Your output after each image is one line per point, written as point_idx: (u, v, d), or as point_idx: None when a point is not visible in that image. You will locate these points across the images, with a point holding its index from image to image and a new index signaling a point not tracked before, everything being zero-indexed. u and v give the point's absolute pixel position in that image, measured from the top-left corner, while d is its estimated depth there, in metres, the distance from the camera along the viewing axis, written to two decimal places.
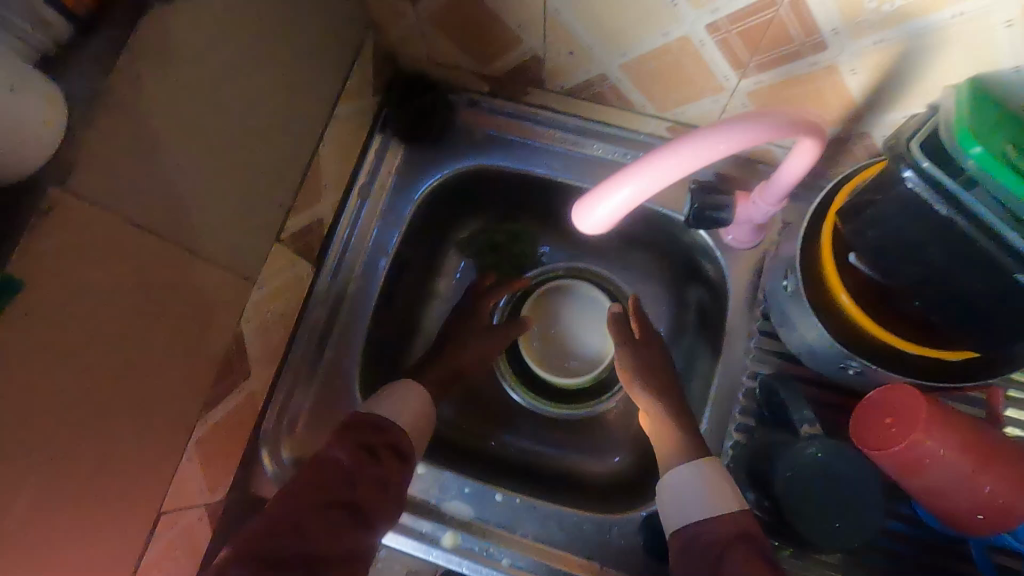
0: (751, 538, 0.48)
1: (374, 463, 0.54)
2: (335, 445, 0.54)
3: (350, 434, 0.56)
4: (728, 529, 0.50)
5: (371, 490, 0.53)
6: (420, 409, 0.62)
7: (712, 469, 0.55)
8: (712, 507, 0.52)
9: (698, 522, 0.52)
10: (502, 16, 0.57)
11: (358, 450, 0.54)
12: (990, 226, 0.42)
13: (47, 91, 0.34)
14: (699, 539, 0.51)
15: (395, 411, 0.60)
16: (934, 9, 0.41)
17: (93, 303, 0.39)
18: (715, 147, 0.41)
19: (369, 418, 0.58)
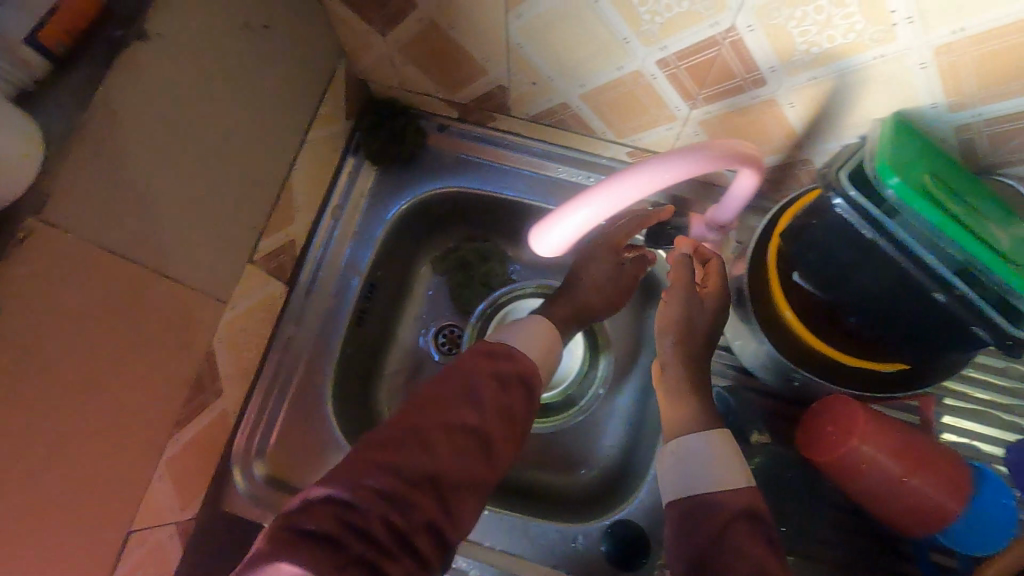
0: (761, 515, 0.46)
1: (502, 392, 0.50)
2: (467, 368, 0.51)
3: (487, 362, 0.52)
4: (734, 502, 0.48)
5: (500, 424, 0.49)
6: (545, 344, 0.59)
7: (724, 442, 0.53)
8: (718, 479, 0.50)
9: (699, 492, 0.50)
10: (468, 48, 0.60)
11: (494, 376, 0.51)
12: (910, 249, 0.46)
13: (25, 130, 0.37)
14: (698, 508, 0.49)
15: (530, 349, 0.58)
16: (857, 52, 0.46)
17: (66, 327, 0.41)
18: (658, 177, 0.44)
19: (515, 351, 0.55)
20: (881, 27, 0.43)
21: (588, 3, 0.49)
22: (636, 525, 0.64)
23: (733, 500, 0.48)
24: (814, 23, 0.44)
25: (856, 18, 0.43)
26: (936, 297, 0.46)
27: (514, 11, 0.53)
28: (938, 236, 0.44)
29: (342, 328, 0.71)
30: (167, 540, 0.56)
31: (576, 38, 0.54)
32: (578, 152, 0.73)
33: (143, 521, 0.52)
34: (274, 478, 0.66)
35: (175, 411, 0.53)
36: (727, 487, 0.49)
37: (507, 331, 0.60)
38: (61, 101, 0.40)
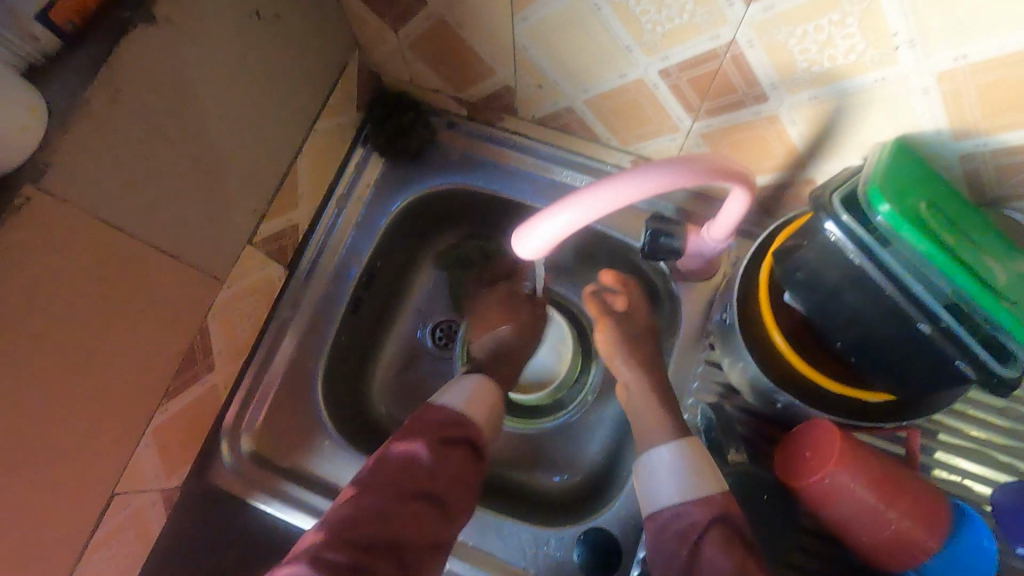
0: (728, 522, 0.50)
1: (459, 482, 0.56)
2: (426, 463, 0.55)
3: (444, 453, 0.57)
4: (706, 513, 0.51)
5: (462, 489, 0.56)
6: (489, 401, 0.63)
7: (691, 449, 0.55)
8: (691, 491, 0.53)
9: (675, 506, 0.53)
10: (476, 47, 0.61)
11: (452, 470, 0.56)
12: (898, 278, 0.45)
13: (29, 100, 0.39)
14: (674, 522, 0.52)
15: (471, 409, 0.61)
16: (859, 73, 0.45)
17: (57, 291, 0.42)
18: (641, 187, 0.44)
19: (459, 417, 0.60)
20: (882, 50, 0.42)
21: (591, 9, 0.50)
22: (609, 534, 0.63)
23: (706, 511, 0.51)
24: (814, 42, 0.44)
25: (857, 38, 0.42)
26: (921, 328, 0.45)
27: (520, 14, 0.54)
28: (927, 267, 0.43)
29: (338, 314, 0.73)
30: (148, 505, 0.58)
31: (581, 43, 0.54)
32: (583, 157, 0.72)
33: (126, 485, 0.54)
34: (259, 455, 0.68)
35: (164, 382, 0.55)
36: (699, 497, 0.52)
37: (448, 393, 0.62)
38: (68, 79, 0.42)
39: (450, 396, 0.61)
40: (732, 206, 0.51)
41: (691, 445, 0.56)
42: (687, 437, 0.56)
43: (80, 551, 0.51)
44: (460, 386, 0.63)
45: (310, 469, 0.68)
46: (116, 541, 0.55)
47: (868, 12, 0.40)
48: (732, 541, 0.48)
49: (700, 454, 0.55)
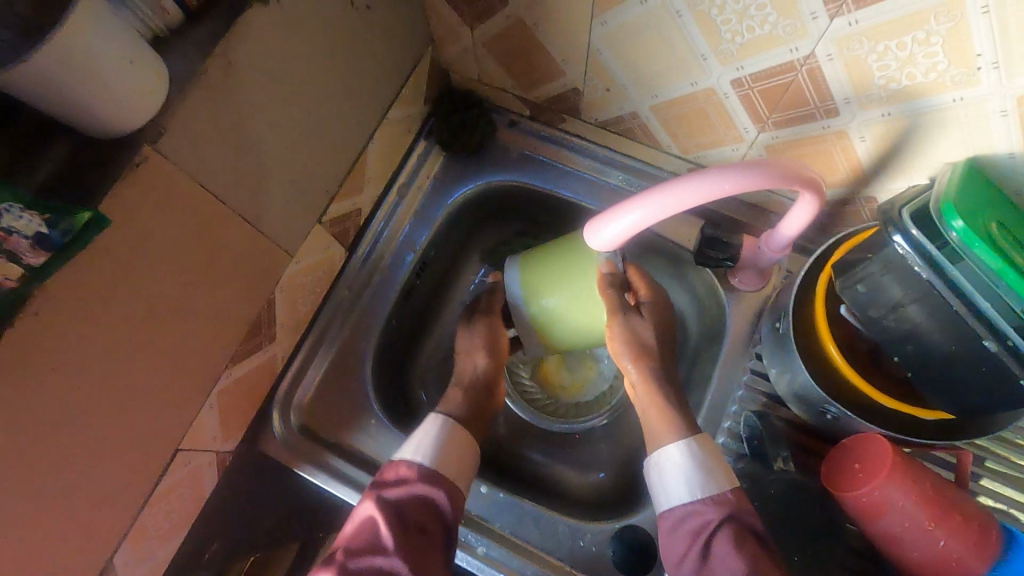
0: (740, 520, 0.51)
1: (418, 536, 0.54)
2: (377, 526, 0.53)
3: (397, 509, 0.55)
4: (719, 512, 0.52)
5: (421, 547, 0.53)
6: (455, 457, 0.61)
7: (701, 447, 0.56)
8: (703, 490, 0.54)
9: (687, 505, 0.54)
10: (549, 47, 0.63)
11: (403, 527, 0.53)
12: (966, 294, 0.45)
13: (154, 68, 0.41)
14: (688, 520, 0.53)
15: (437, 465, 0.59)
16: (936, 92, 0.46)
17: (157, 246, 0.45)
18: (715, 188, 0.45)
19: (418, 471, 0.58)
20: (964, 70, 0.43)
21: (672, 16, 0.51)
22: (645, 533, 0.64)
23: (718, 510, 0.52)
24: (895, 59, 0.45)
25: (939, 57, 0.43)
26: (986, 345, 0.45)
27: (600, 18, 0.56)
28: (999, 285, 0.43)
29: (391, 298, 0.75)
30: (204, 466, 0.60)
31: (656, 50, 0.56)
32: (639, 163, 0.74)
33: (188, 443, 0.56)
34: (306, 428, 0.70)
35: (232, 346, 0.57)
36: (711, 496, 0.53)
37: (408, 443, 0.61)
38: (186, 49, 0.44)
39: (409, 452, 0.60)
40: (798, 213, 0.52)
41: (701, 442, 0.56)
42: (697, 434, 0.57)
43: (143, 501, 0.53)
44: (422, 437, 0.61)
45: (354, 445, 0.70)
46: (174, 496, 0.57)
47: (955, 31, 0.41)
48: (746, 539, 0.49)
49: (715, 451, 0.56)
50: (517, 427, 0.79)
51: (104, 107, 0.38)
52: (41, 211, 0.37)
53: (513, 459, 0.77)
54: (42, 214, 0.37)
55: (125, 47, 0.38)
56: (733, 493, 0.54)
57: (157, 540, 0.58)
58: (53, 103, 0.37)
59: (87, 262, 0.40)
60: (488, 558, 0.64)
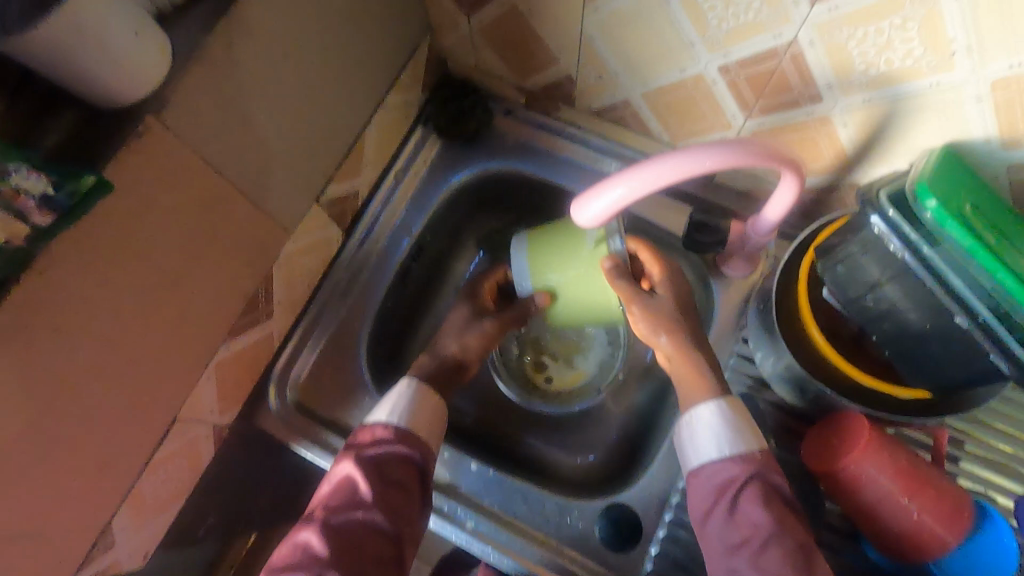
0: (765, 478, 0.53)
1: (395, 492, 0.56)
2: (356, 483, 0.56)
3: (373, 467, 0.57)
4: (746, 469, 0.54)
5: (399, 501, 0.56)
6: (429, 412, 0.62)
7: (731, 408, 0.57)
8: (731, 448, 0.55)
9: (715, 462, 0.55)
10: (543, 35, 0.64)
11: (379, 483, 0.56)
12: (941, 274, 0.47)
13: (159, 42, 0.42)
14: (716, 476, 0.55)
15: (413, 422, 0.61)
16: (914, 77, 0.47)
17: (159, 216, 0.46)
18: (696, 165, 0.47)
19: (395, 431, 0.59)
20: (939, 55, 0.44)
21: (660, 2, 0.53)
22: (632, 510, 0.66)
23: (745, 468, 0.54)
24: (873, 44, 0.46)
25: (915, 43, 0.44)
26: (958, 321, 0.47)
27: (592, 5, 0.57)
28: (969, 262, 0.45)
29: (387, 280, 0.76)
30: (201, 437, 0.62)
31: (646, 37, 0.57)
32: (630, 150, 0.76)
33: (186, 413, 0.58)
34: (302, 405, 0.71)
35: (231, 319, 0.59)
36: (740, 454, 0.55)
37: (386, 400, 0.62)
38: (189, 25, 0.46)
39: (382, 413, 0.61)
40: (782, 193, 0.53)
41: (732, 405, 0.58)
42: (727, 396, 0.58)
43: (141, 468, 0.55)
44: (395, 399, 0.62)
45: (348, 422, 0.72)
46: (171, 464, 0.59)
47: (929, 17, 0.42)
48: (771, 495, 0.52)
49: (738, 410, 0.57)
50: (509, 410, 0.80)
51: (110, 75, 0.40)
52: (48, 173, 0.39)
53: (503, 442, 0.78)
54: (49, 176, 0.39)
55: (133, 20, 0.40)
56: (759, 453, 0.55)
57: (154, 508, 0.59)
58: (60, 71, 0.39)
59: (92, 227, 0.42)
60: (477, 532, 0.65)
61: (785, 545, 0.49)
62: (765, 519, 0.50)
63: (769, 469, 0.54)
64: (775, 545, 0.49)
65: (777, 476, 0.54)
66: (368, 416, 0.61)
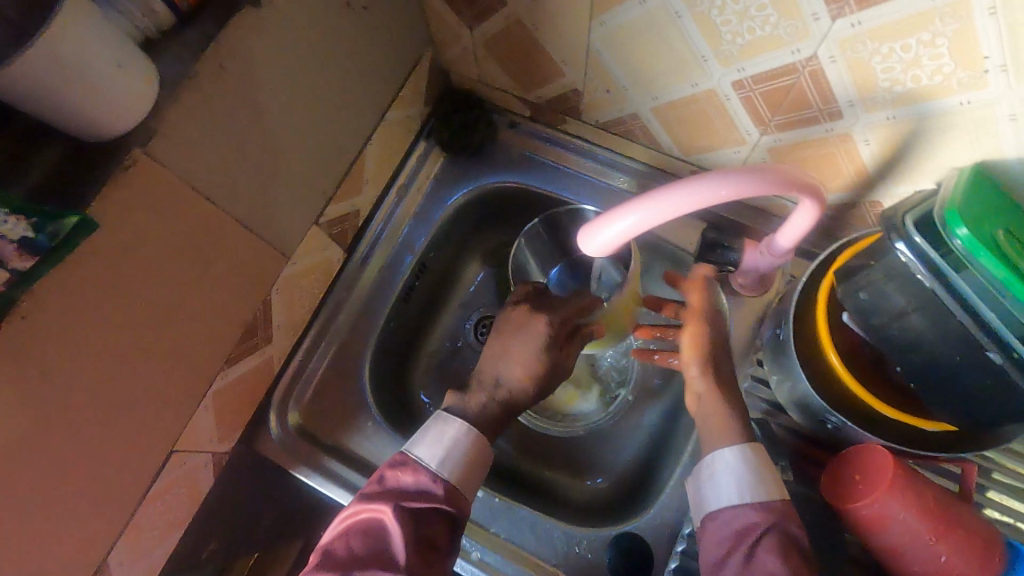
0: (787, 530, 0.49)
1: (429, 556, 0.51)
2: (391, 538, 0.51)
3: (412, 522, 0.52)
4: (765, 518, 0.49)
5: (430, 564, 0.51)
6: (482, 466, 0.57)
7: (756, 454, 0.53)
8: (752, 494, 0.51)
9: (733, 507, 0.51)
10: (549, 48, 0.62)
11: (415, 540, 0.51)
12: (970, 303, 0.45)
13: (145, 72, 0.41)
14: (734, 523, 0.51)
15: (461, 476, 0.56)
16: (942, 96, 0.45)
17: (149, 251, 0.45)
18: (714, 194, 0.45)
19: (440, 484, 0.55)
20: (971, 73, 0.41)
21: (670, 16, 0.50)
22: (642, 540, 0.63)
23: (764, 516, 0.50)
24: (899, 61, 0.44)
25: (945, 59, 0.42)
26: (991, 357, 0.45)
27: (598, 18, 0.55)
28: (1003, 294, 0.43)
29: (390, 300, 0.75)
30: (201, 465, 0.60)
31: (655, 51, 0.55)
32: (639, 164, 0.73)
33: (183, 444, 0.56)
34: (304, 430, 0.70)
35: (229, 347, 0.57)
36: (761, 501, 0.51)
37: (442, 439, 0.57)
38: (179, 51, 0.44)
39: (431, 458, 0.56)
40: (799, 220, 0.51)
41: (756, 449, 0.53)
42: (752, 441, 0.54)
43: (138, 503, 0.53)
44: (448, 445, 0.57)
45: (350, 447, 0.70)
46: (170, 495, 0.57)
47: (961, 33, 0.39)
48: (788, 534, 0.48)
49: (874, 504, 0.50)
50: (516, 432, 0.78)
51: (92, 112, 0.38)
52: (28, 215, 0.37)
53: (509, 464, 0.76)
54: (30, 218, 0.37)
55: (115, 49, 0.38)
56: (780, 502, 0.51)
57: (153, 541, 0.57)
58: (41, 105, 0.37)
59: (78, 265, 0.40)
60: (483, 563, 0.64)
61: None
62: (785, 572, 0.45)
63: (787, 520, 0.49)
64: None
65: (801, 529, 0.49)
66: (412, 453, 0.56)
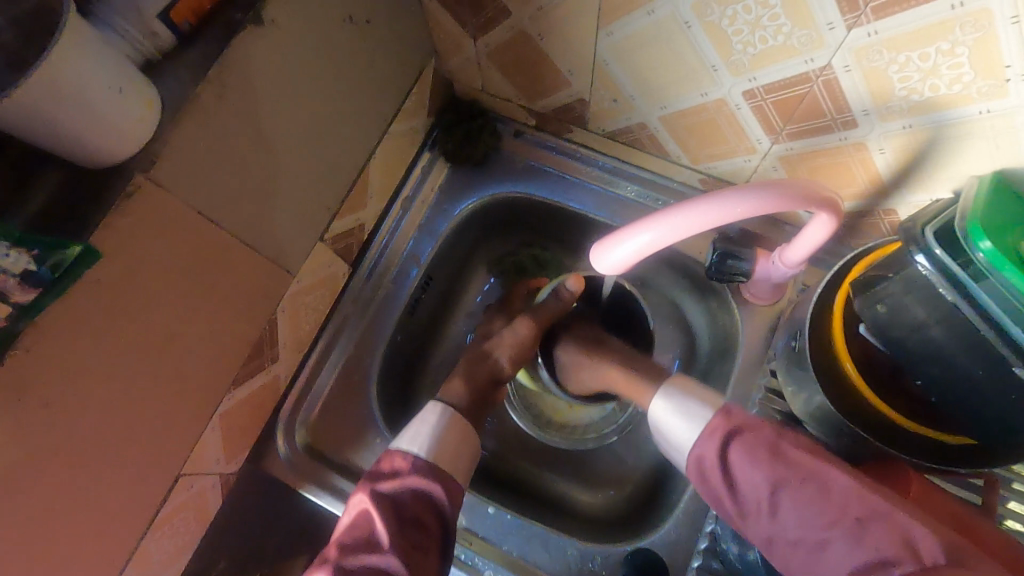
0: (738, 431, 0.51)
1: (414, 531, 0.53)
2: (374, 520, 0.53)
3: (392, 502, 0.54)
4: (716, 438, 0.52)
5: (415, 540, 0.52)
6: (455, 445, 0.60)
7: (677, 389, 0.58)
8: (694, 426, 0.54)
9: (693, 447, 0.53)
10: (554, 58, 0.61)
11: (396, 518, 0.53)
12: (994, 317, 0.43)
13: (146, 95, 0.40)
14: (699, 461, 0.52)
15: (438, 453, 0.58)
16: (961, 104, 0.43)
17: (155, 279, 0.44)
18: (728, 212, 0.44)
19: (415, 463, 0.57)
20: (992, 81, 0.40)
21: (680, 26, 0.49)
22: (657, 556, 0.62)
23: (713, 435, 0.52)
24: (917, 70, 0.42)
25: (965, 69, 0.40)
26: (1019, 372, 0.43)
27: (606, 28, 0.54)
28: None
29: (397, 314, 0.74)
30: (208, 488, 0.59)
31: (663, 61, 0.54)
32: (646, 172, 0.72)
33: (191, 467, 0.55)
34: (312, 448, 0.69)
35: (235, 369, 0.56)
36: (702, 430, 0.53)
37: (420, 425, 0.60)
38: (181, 72, 0.43)
39: (406, 442, 0.59)
40: (814, 232, 0.51)
41: (675, 385, 0.59)
42: (672, 379, 0.59)
43: (146, 529, 0.52)
44: (420, 427, 0.60)
45: (359, 464, 0.69)
46: (179, 519, 0.56)
47: (982, 42, 0.38)
48: None
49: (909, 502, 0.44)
50: (526, 446, 0.77)
51: (93, 139, 0.38)
52: (31, 247, 0.37)
53: (518, 477, 0.75)
54: (32, 250, 0.36)
55: (115, 75, 0.38)
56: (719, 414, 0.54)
57: (161, 564, 0.56)
58: (41, 133, 0.37)
59: (80, 297, 0.40)
60: None
61: (803, 492, 0.46)
62: None
63: (743, 420, 0.52)
64: (786, 495, 0.46)
65: (770, 428, 0.50)
66: (391, 446, 0.59)
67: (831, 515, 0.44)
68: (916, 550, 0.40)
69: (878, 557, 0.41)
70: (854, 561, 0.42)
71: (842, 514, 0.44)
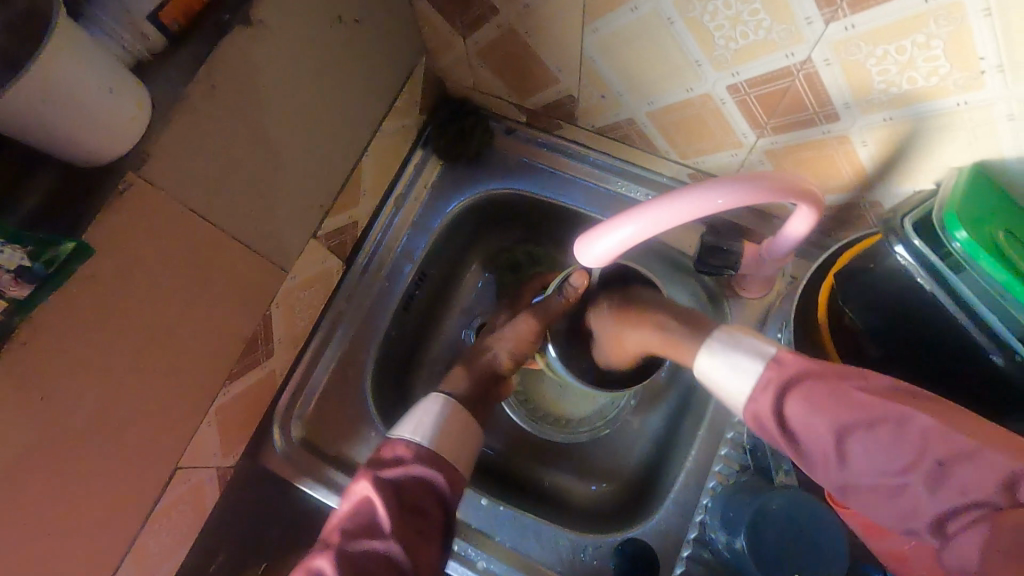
0: (804, 376, 0.44)
1: (414, 518, 0.54)
2: (374, 507, 0.53)
3: (393, 490, 0.54)
4: (777, 380, 0.45)
5: (415, 526, 0.54)
6: (456, 432, 0.60)
7: (727, 334, 0.51)
8: (750, 365, 0.47)
9: (750, 398, 0.46)
10: (543, 55, 0.61)
11: (395, 506, 0.53)
12: (971, 306, 0.45)
13: (138, 96, 0.41)
14: (761, 412, 0.45)
15: (439, 440, 0.58)
16: (939, 96, 0.44)
17: (149, 274, 0.45)
18: (710, 202, 0.45)
19: (417, 450, 0.57)
20: (968, 73, 0.41)
21: (663, 22, 0.50)
22: (647, 546, 0.63)
23: (779, 372, 0.45)
24: (894, 63, 0.43)
25: (941, 61, 0.41)
26: (994, 359, 0.45)
27: (591, 25, 0.54)
28: (1004, 298, 0.42)
29: (391, 310, 0.75)
30: (205, 481, 0.60)
31: (648, 57, 0.55)
32: (637, 168, 0.73)
33: (187, 461, 0.56)
34: (308, 442, 0.70)
35: (229, 364, 0.57)
36: (759, 374, 0.46)
37: (421, 413, 0.60)
38: (170, 73, 0.44)
39: (409, 431, 0.59)
40: (796, 224, 0.52)
41: (723, 332, 0.52)
42: (720, 326, 0.52)
43: (143, 521, 0.53)
44: (423, 414, 0.60)
45: (355, 458, 0.70)
46: (176, 512, 0.57)
47: (956, 34, 0.39)
48: None
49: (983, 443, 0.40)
50: (519, 439, 0.78)
51: (87, 138, 0.39)
52: (25, 244, 0.38)
53: (512, 470, 0.76)
54: (25, 247, 0.37)
55: (105, 76, 0.39)
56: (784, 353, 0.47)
57: (159, 556, 0.57)
58: (35, 135, 0.38)
59: (74, 293, 0.41)
60: (488, 571, 0.64)
61: (876, 437, 0.40)
62: None
63: (796, 366, 0.45)
64: (855, 442, 0.41)
65: (828, 369, 0.44)
66: (393, 433, 0.60)
67: (908, 455, 0.39)
68: (1012, 491, 0.36)
69: (965, 499, 0.37)
70: (939, 505, 0.38)
71: (921, 455, 0.39)
